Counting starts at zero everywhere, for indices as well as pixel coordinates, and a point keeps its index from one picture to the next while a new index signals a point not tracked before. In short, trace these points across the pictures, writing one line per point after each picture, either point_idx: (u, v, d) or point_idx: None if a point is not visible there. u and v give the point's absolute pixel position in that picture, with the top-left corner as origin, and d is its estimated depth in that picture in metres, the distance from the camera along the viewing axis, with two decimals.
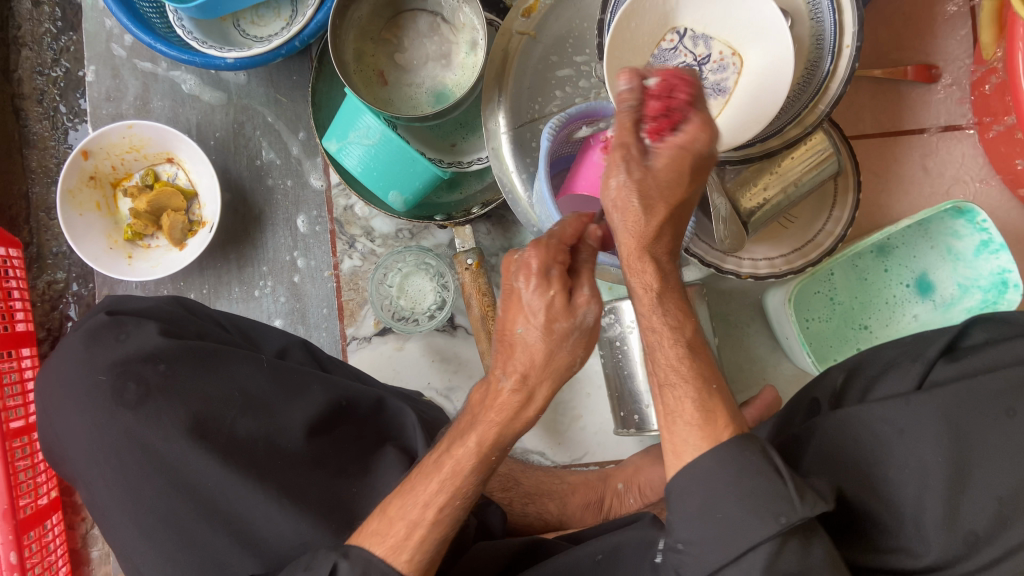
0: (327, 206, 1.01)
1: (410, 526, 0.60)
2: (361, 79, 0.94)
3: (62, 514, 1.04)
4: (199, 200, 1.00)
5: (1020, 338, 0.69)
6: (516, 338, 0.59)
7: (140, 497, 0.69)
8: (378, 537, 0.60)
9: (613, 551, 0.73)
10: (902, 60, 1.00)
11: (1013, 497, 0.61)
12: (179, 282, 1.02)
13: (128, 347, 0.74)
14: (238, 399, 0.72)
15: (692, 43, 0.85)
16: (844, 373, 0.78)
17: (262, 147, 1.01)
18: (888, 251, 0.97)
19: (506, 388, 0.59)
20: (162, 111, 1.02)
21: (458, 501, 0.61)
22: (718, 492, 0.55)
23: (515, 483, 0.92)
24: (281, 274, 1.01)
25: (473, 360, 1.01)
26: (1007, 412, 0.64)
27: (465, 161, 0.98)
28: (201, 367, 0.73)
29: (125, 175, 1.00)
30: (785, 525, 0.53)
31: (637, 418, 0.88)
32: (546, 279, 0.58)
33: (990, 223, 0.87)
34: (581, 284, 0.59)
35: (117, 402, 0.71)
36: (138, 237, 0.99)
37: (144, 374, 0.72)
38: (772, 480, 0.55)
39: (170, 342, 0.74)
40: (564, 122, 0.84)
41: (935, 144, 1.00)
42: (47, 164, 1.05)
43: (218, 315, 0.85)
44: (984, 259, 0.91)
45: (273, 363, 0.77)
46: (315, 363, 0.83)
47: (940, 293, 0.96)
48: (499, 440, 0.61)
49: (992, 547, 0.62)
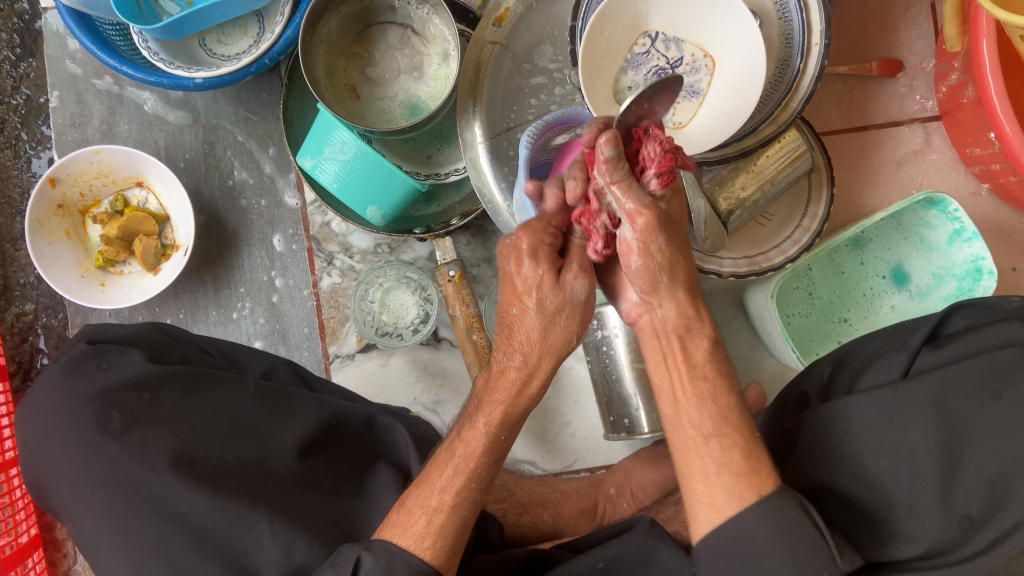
0: (303, 224, 1.00)
1: (430, 512, 0.62)
2: (333, 94, 0.93)
3: (43, 551, 1.01)
4: (171, 223, 0.98)
5: (1002, 322, 0.70)
6: (513, 318, 0.61)
7: (128, 532, 0.66)
8: (398, 527, 0.62)
9: (615, 559, 0.74)
10: (866, 55, 1.01)
11: (1002, 479, 0.63)
12: (154, 307, 1.00)
13: (111, 375, 0.72)
14: (226, 424, 0.71)
15: (664, 46, 0.85)
16: (830, 365, 0.81)
17: (234, 166, 0.99)
18: (863, 244, 0.98)
19: (509, 369, 0.61)
20: (129, 134, 1.00)
21: (474, 485, 0.63)
22: (766, 516, 0.55)
23: (508, 494, 0.91)
24: (259, 295, 1.00)
25: (460, 373, 1.00)
26: (993, 395, 0.65)
27: (442, 172, 0.97)
28: (187, 393, 0.72)
29: (94, 201, 0.98)
30: (828, 554, 0.55)
31: (626, 422, 0.89)
32: (535, 258, 0.61)
33: (963, 212, 0.89)
34: (570, 263, 0.61)
35: (101, 433, 0.69)
36: (109, 263, 0.97)
37: (128, 402, 0.70)
38: (802, 505, 0.57)
39: (155, 368, 0.72)
40: (541, 130, 0.85)
41: (902, 137, 1.02)
42: (10, 194, 1.02)
43: (200, 339, 0.83)
44: (957, 247, 0.92)
45: (260, 384, 0.76)
46: (302, 383, 0.82)
47: (916, 282, 0.98)
48: (506, 420, 0.63)
49: (988, 531, 0.64)
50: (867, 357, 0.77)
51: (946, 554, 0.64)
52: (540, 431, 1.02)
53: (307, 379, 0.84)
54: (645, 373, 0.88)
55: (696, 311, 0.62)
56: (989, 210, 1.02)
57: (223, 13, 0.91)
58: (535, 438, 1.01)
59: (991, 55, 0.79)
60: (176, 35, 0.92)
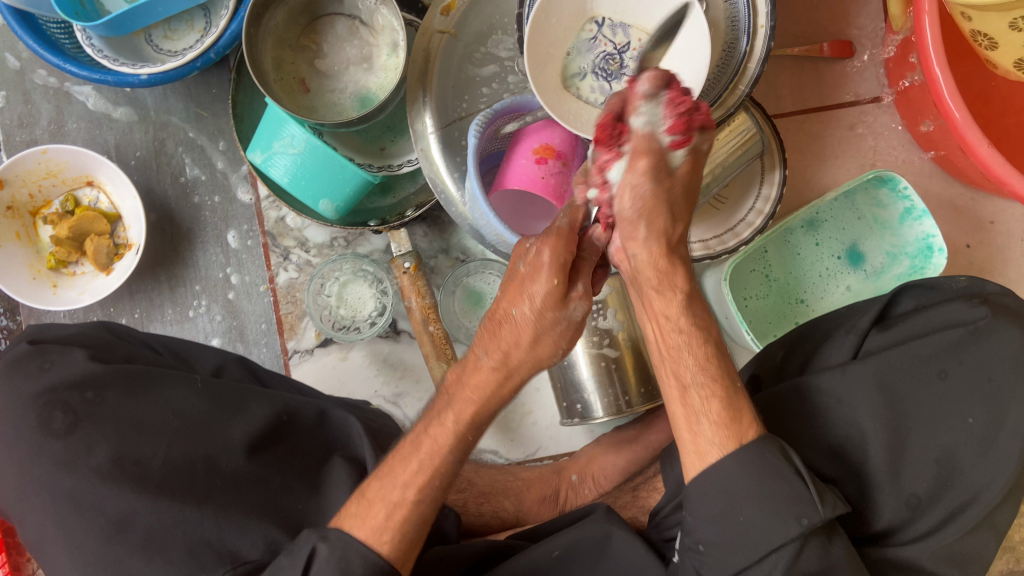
0: (258, 220, 0.99)
1: (390, 506, 0.61)
2: (282, 87, 0.92)
3: (5, 557, 1.00)
4: (123, 222, 0.97)
5: (946, 301, 0.72)
6: (508, 319, 0.59)
7: (73, 534, 0.66)
8: (357, 519, 0.61)
9: (570, 548, 0.74)
10: (818, 36, 1.01)
11: (948, 458, 0.65)
12: (110, 307, 0.99)
13: (53, 376, 0.71)
14: (173, 422, 0.71)
15: (611, 32, 0.85)
16: (783, 348, 0.80)
17: (185, 163, 0.98)
18: (818, 225, 0.99)
19: (485, 366, 0.60)
20: (78, 133, 0.98)
21: (435, 482, 0.62)
22: (738, 497, 0.57)
23: (469, 483, 0.92)
24: (216, 292, 0.99)
25: (419, 365, 1.00)
26: (939, 374, 0.67)
27: (395, 163, 0.97)
28: (133, 392, 0.72)
29: (45, 202, 0.96)
30: (807, 526, 0.56)
31: (579, 407, 0.90)
32: (544, 270, 0.58)
33: (912, 189, 0.90)
34: (578, 282, 0.59)
35: (44, 433, 0.69)
36: (62, 264, 0.96)
37: (72, 402, 0.70)
38: (794, 483, 0.57)
39: (99, 367, 0.72)
40: (490, 118, 0.84)
41: (855, 117, 1.02)
42: None
43: (149, 337, 0.82)
44: (908, 226, 0.93)
45: (209, 381, 0.76)
46: (254, 380, 0.81)
47: (870, 262, 0.99)
48: (475, 419, 0.63)
49: (935, 508, 0.64)
50: (818, 338, 0.78)
51: (897, 532, 0.65)
52: (501, 421, 1.01)
53: (261, 374, 0.84)
54: (598, 358, 0.88)
55: (678, 277, 0.60)
56: (942, 187, 1.03)
57: (167, 9, 0.90)
58: (497, 428, 1.01)
59: (933, 33, 0.80)
60: (120, 32, 0.90)
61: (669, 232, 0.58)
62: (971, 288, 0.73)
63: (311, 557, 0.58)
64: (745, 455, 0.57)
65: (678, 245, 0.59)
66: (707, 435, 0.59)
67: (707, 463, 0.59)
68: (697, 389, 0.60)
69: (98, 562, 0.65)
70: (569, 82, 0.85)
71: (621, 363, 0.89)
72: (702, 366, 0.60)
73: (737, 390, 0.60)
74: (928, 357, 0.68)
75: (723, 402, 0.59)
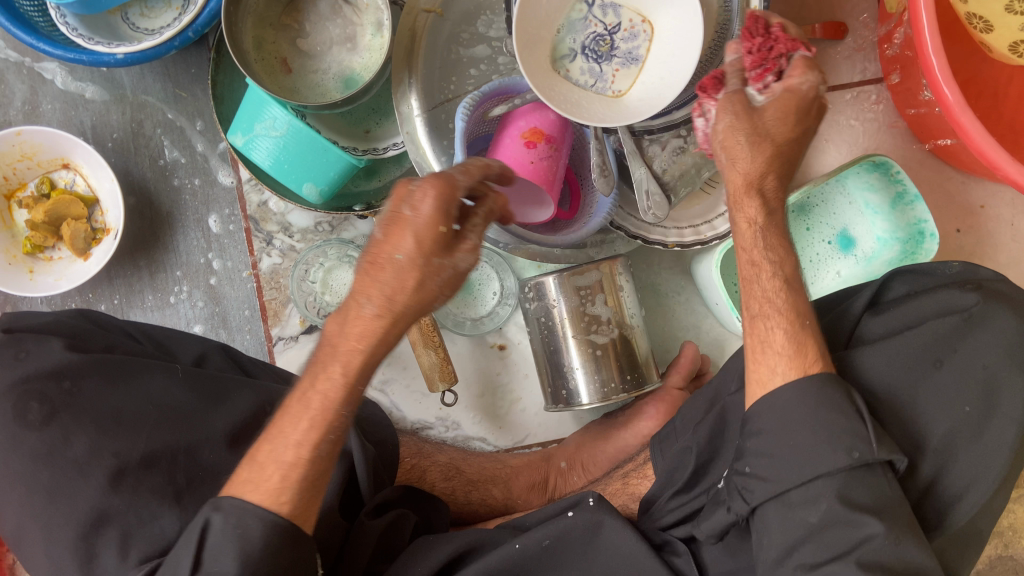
0: (240, 203, 0.97)
1: (285, 468, 0.59)
2: (263, 67, 0.90)
3: None
4: (100, 205, 0.94)
5: (939, 289, 0.70)
6: (390, 261, 0.56)
7: (49, 527, 0.64)
8: (252, 484, 0.59)
9: (559, 537, 0.74)
10: (811, 17, 1.00)
11: (944, 446, 0.64)
12: (88, 293, 0.97)
13: (28, 366, 0.69)
14: (153, 413, 0.69)
15: (601, 12, 0.83)
16: None
17: (164, 145, 0.96)
18: (808, 210, 1.00)
19: (368, 313, 0.57)
20: (53, 114, 0.95)
21: (331, 436, 0.60)
22: (797, 421, 0.60)
23: (456, 471, 0.91)
24: (197, 277, 0.97)
25: (406, 351, 0.99)
26: (935, 363, 0.66)
27: (379, 147, 0.94)
28: (111, 381, 0.70)
29: (20, 185, 0.94)
30: (858, 459, 0.58)
31: (565, 392, 0.89)
32: (443, 211, 0.56)
33: (904, 174, 0.89)
34: (468, 230, 0.58)
35: (20, 424, 0.68)
36: (38, 249, 0.93)
37: (48, 393, 0.68)
38: (852, 419, 0.59)
39: (75, 356, 0.70)
40: (479, 101, 0.83)
41: (846, 100, 1.01)
42: None
43: (128, 325, 0.80)
44: (901, 211, 0.92)
45: (189, 370, 0.74)
46: (236, 369, 0.80)
47: (861, 247, 0.97)
48: (364, 365, 0.60)
49: (933, 497, 0.64)
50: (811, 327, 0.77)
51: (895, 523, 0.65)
52: (490, 408, 1.00)
53: (245, 363, 0.82)
54: (585, 344, 0.87)
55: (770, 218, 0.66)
56: (933, 171, 1.02)
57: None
58: (486, 415, 1.00)
59: (928, 18, 0.78)
60: (95, 8, 0.87)
61: (752, 168, 0.65)
62: (965, 274, 0.73)
63: (206, 527, 0.58)
64: (805, 387, 0.61)
65: (763, 185, 0.66)
66: (772, 361, 0.63)
67: (767, 389, 0.63)
68: (766, 320, 0.64)
69: (77, 558, 0.63)
70: (559, 64, 0.83)
71: (606, 350, 0.87)
72: (772, 297, 0.65)
73: (806, 324, 0.64)
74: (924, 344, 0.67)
75: (788, 333, 0.63)
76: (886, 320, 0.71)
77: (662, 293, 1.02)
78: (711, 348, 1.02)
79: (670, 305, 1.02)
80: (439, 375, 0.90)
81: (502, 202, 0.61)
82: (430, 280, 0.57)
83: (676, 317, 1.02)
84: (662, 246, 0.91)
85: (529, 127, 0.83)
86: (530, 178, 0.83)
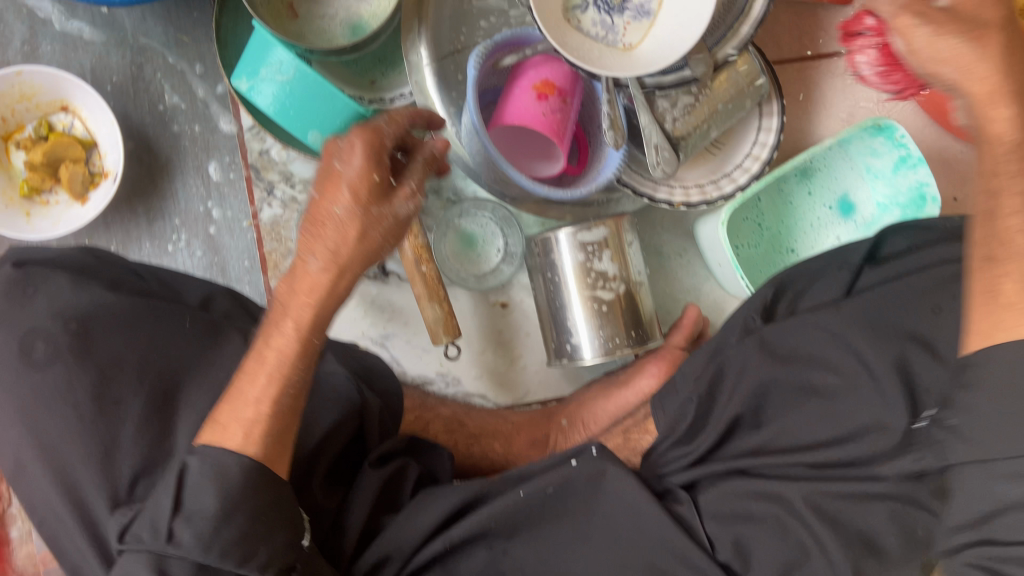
0: (241, 151, 0.95)
1: (248, 423, 0.61)
2: (270, 11, 0.88)
3: None
4: (99, 149, 0.92)
5: (941, 242, 0.72)
6: (331, 216, 0.62)
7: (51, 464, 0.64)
8: (217, 436, 0.62)
9: (562, 485, 0.74)
10: None
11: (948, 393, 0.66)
12: (84, 241, 0.95)
13: (37, 305, 0.69)
14: (158, 362, 0.68)
15: None
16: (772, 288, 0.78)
17: (165, 90, 0.94)
18: (810, 175, 0.98)
19: (315, 267, 0.62)
20: (53, 55, 0.93)
21: (290, 391, 0.63)
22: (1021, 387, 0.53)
23: (459, 424, 0.92)
24: (196, 226, 0.95)
25: (408, 306, 0.99)
26: (933, 309, 0.68)
27: (386, 97, 0.93)
28: (119, 325, 0.69)
29: (16, 126, 0.91)
30: None
31: (569, 347, 0.89)
32: (373, 158, 0.61)
33: (909, 138, 0.90)
34: (408, 180, 0.65)
35: (25, 362, 0.66)
36: (34, 192, 0.91)
37: (54, 333, 0.67)
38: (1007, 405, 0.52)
39: (86, 296, 0.69)
40: (490, 51, 0.82)
41: (850, 66, 1.02)
42: None
43: (136, 265, 0.78)
44: (902, 175, 0.94)
45: (197, 315, 0.73)
46: (241, 313, 0.79)
47: (860, 213, 0.99)
48: (317, 322, 0.64)
49: None
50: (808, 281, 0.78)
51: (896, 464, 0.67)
52: (490, 366, 1.00)
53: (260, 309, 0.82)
54: (591, 300, 0.87)
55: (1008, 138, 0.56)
56: (933, 140, 1.04)
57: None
58: (486, 371, 1.00)
59: None
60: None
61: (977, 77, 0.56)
62: (965, 226, 0.73)
63: (183, 471, 0.59)
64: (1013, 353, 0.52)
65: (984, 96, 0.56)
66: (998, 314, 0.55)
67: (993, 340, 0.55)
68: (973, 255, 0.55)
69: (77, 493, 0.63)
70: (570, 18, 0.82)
71: (612, 306, 0.87)
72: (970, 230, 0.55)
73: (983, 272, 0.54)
74: (916, 295, 0.69)
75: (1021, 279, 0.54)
76: (883, 274, 0.73)
77: (665, 255, 1.02)
78: (711, 310, 1.03)
79: (671, 267, 1.02)
80: (443, 328, 0.89)
81: (437, 148, 0.68)
82: (372, 229, 0.63)
83: (678, 279, 1.02)
84: (667, 205, 0.91)
85: (540, 78, 0.82)
86: (541, 130, 0.82)
